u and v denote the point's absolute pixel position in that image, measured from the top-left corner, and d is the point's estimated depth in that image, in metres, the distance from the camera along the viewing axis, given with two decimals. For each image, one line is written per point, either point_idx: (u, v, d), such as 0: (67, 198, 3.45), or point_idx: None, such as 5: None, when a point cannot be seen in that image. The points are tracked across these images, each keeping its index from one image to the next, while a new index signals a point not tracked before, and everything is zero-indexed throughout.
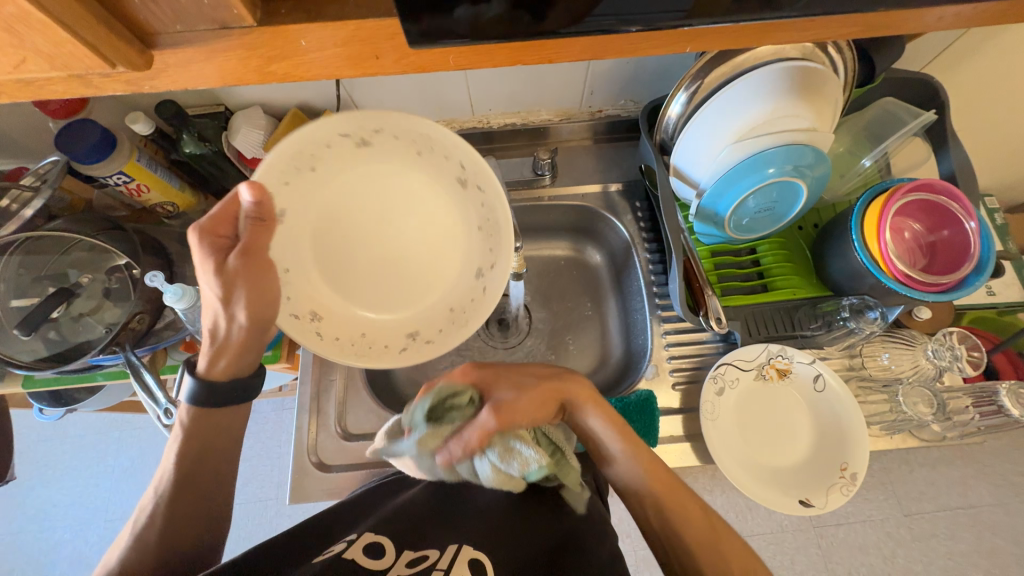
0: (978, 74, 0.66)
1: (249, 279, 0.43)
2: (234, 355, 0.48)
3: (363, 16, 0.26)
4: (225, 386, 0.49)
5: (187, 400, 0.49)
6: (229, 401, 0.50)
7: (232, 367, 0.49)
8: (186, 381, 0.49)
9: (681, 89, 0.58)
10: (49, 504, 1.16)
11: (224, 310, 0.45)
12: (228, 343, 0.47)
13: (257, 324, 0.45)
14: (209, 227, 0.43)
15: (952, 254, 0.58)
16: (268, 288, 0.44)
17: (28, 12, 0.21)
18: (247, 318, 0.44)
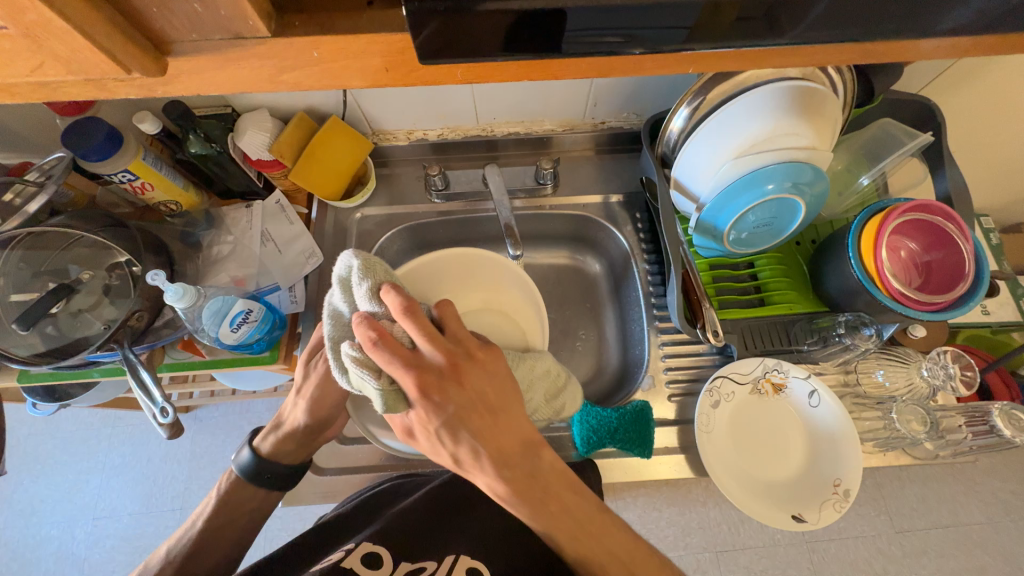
0: (975, 99, 0.67)
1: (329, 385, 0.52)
2: (294, 443, 0.55)
3: (375, 30, 0.26)
4: (277, 471, 0.54)
5: (238, 468, 0.54)
6: (267, 483, 0.54)
7: (279, 449, 0.54)
8: (242, 452, 0.55)
9: (683, 104, 0.59)
10: (37, 499, 1.15)
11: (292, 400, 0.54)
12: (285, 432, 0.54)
13: (313, 421, 0.54)
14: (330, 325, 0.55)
15: (947, 273, 0.59)
16: (327, 395, 0.53)
17: (48, 19, 0.21)
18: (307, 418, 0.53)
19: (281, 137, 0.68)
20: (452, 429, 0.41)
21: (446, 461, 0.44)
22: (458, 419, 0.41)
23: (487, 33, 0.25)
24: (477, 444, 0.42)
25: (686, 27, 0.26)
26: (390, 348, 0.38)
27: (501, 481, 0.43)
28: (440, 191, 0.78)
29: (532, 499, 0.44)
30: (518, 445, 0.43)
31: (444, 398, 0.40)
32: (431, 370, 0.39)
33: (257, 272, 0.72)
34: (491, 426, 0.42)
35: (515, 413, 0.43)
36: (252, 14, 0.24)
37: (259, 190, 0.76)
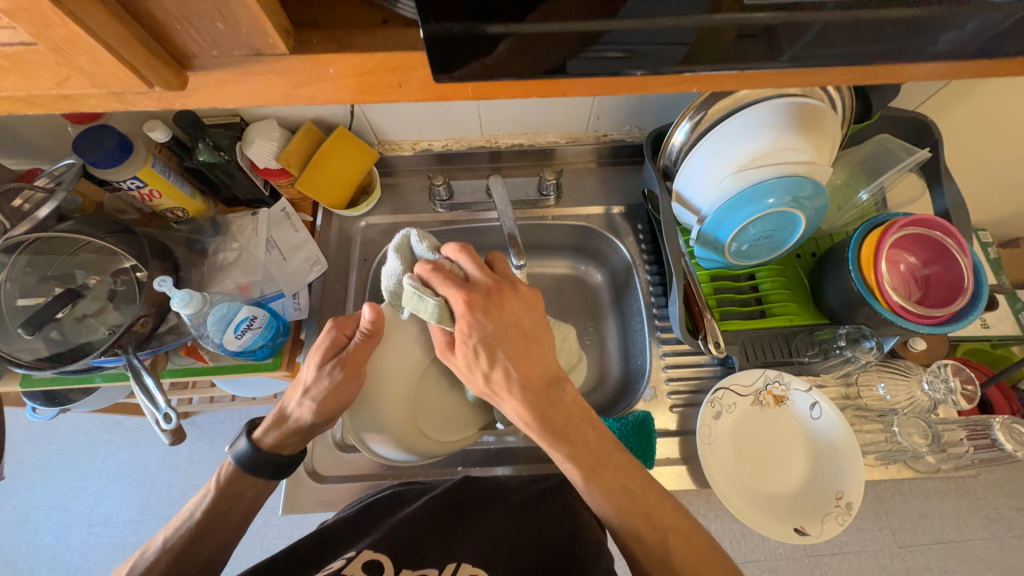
0: (970, 117, 0.68)
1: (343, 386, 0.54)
2: (297, 438, 0.55)
3: (390, 47, 0.27)
4: (278, 463, 0.54)
5: (233, 459, 0.53)
6: (263, 471, 0.53)
7: (282, 442, 0.55)
8: (240, 441, 0.54)
9: (686, 118, 0.60)
10: (32, 505, 1.14)
11: (300, 396, 0.54)
12: (292, 426, 0.54)
13: (320, 418, 0.55)
14: (340, 325, 0.56)
15: (946, 287, 0.59)
16: (341, 396, 0.54)
17: (76, 35, 0.22)
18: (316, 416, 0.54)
19: (289, 147, 0.68)
20: (489, 347, 0.48)
21: (479, 383, 0.51)
22: (494, 339, 0.48)
23: (498, 52, 0.26)
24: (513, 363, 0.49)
25: (686, 47, 0.27)
26: (443, 276, 0.49)
27: (525, 403, 0.49)
28: (445, 201, 0.79)
29: (555, 423, 0.49)
30: (543, 373, 0.50)
31: (483, 316, 0.48)
32: (478, 294, 0.49)
33: (262, 279, 0.72)
34: (522, 350, 0.50)
35: (544, 346, 0.51)
36: (272, 31, 0.25)
37: (265, 198, 0.77)
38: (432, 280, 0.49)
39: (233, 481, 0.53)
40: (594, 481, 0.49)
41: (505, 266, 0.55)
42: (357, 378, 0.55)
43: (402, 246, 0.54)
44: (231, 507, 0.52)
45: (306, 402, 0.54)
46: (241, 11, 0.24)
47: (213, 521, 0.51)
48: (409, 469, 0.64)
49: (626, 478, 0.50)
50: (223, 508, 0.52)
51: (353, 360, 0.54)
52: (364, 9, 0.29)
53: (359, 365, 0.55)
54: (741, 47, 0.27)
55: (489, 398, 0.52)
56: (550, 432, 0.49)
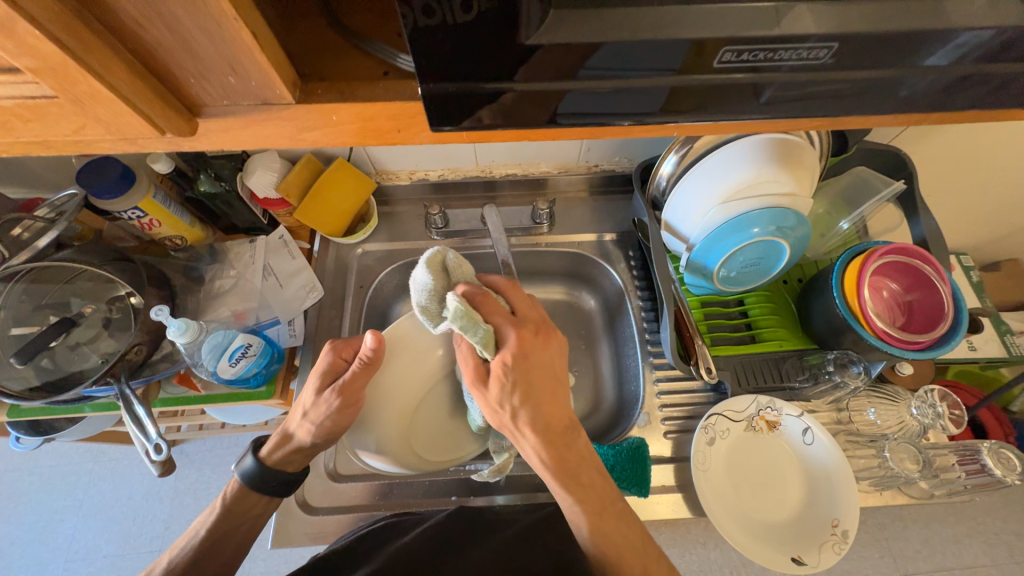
0: (942, 149, 0.72)
1: (341, 410, 0.53)
2: (300, 458, 0.55)
3: (390, 97, 0.29)
4: (286, 479, 0.53)
5: (239, 476, 0.53)
6: (271, 492, 0.53)
7: (284, 461, 0.54)
8: (246, 459, 0.54)
9: (672, 151, 0.63)
10: (8, 541, 1.10)
11: (301, 418, 0.53)
12: (292, 447, 0.54)
13: (320, 441, 0.54)
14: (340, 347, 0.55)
15: (928, 313, 0.61)
16: (338, 420, 0.53)
17: (97, 90, 0.23)
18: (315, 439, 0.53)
19: (289, 177, 0.70)
20: (527, 383, 0.50)
21: (501, 418, 0.52)
22: (533, 376, 0.51)
23: (491, 102, 0.28)
24: (543, 405, 0.51)
25: (667, 98, 0.29)
26: (494, 304, 0.52)
27: (545, 439, 0.51)
28: (441, 229, 0.80)
29: (565, 468, 0.51)
30: (563, 415, 0.52)
31: (529, 352, 0.51)
32: (526, 328, 0.51)
33: (258, 306, 0.73)
34: (553, 393, 0.52)
35: (565, 392, 0.54)
36: (279, 84, 0.27)
37: (263, 226, 0.78)
38: (482, 307, 0.51)
39: (230, 508, 0.52)
40: (597, 529, 0.50)
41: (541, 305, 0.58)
42: (355, 403, 0.54)
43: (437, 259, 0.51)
44: (217, 540, 0.51)
45: (305, 426, 0.53)
46: (251, 67, 0.25)
47: (211, 551, 0.51)
48: (402, 499, 0.63)
49: (626, 527, 0.51)
50: (212, 541, 0.51)
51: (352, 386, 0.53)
52: (366, 61, 0.31)
53: (357, 390, 0.53)
54: (719, 99, 0.30)
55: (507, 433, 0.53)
56: (558, 467, 0.51)
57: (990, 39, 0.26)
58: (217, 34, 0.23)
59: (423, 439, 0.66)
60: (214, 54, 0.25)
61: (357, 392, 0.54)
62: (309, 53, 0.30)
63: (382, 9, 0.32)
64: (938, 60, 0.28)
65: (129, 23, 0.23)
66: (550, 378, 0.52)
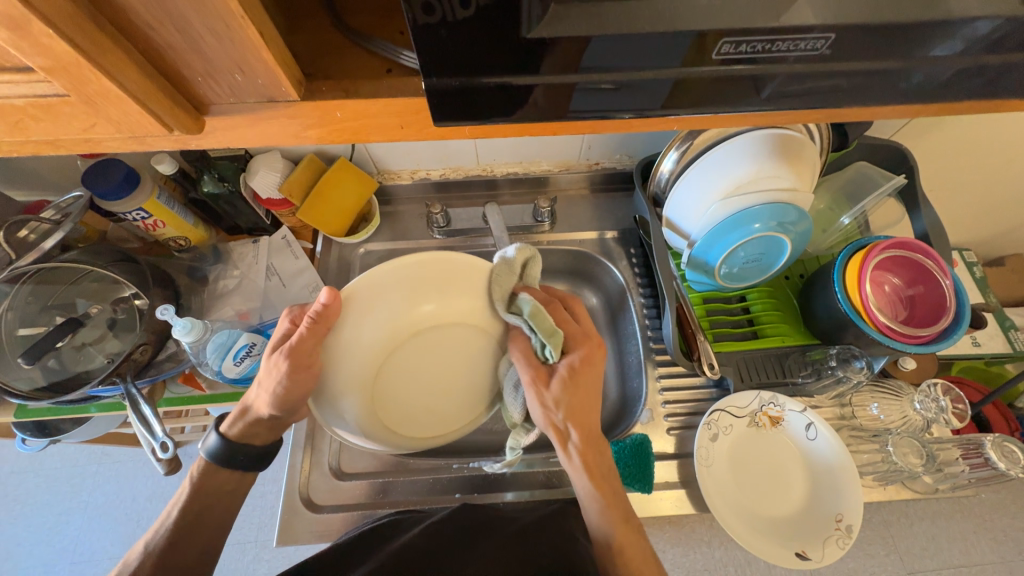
0: (944, 145, 0.72)
1: (291, 378, 0.46)
2: (265, 428, 0.53)
3: (393, 95, 0.29)
4: (250, 452, 0.53)
5: (205, 454, 0.52)
6: (236, 465, 0.52)
7: (249, 432, 0.53)
8: (211, 435, 0.53)
9: (673, 148, 0.63)
10: (14, 543, 1.10)
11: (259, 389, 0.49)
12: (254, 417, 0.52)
13: (279, 412, 0.50)
14: (297, 313, 0.50)
15: (930, 308, 0.61)
16: (291, 390, 0.47)
17: (108, 90, 0.24)
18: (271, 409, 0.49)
19: (291, 177, 0.71)
20: (585, 387, 0.53)
21: (552, 419, 0.52)
22: (589, 384, 0.54)
23: (494, 97, 0.28)
24: (588, 413, 0.54)
25: (678, 87, 0.29)
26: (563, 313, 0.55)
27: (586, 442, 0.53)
28: (442, 228, 0.81)
29: (604, 477, 0.53)
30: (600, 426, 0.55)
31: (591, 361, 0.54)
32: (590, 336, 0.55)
33: (261, 306, 0.74)
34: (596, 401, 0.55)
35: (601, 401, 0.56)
36: (284, 81, 0.27)
37: (266, 226, 0.79)
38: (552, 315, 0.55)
39: None
40: (625, 538, 0.51)
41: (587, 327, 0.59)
42: (309, 369, 0.47)
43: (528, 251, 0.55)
44: None
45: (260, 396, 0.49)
46: (258, 66, 0.26)
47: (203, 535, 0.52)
48: (405, 497, 0.63)
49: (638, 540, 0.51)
50: None
51: (297, 353, 0.46)
52: (368, 58, 0.31)
53: (308, 353, 0.46)
54: (726, 90, 0.30)
55: (554, 438, 0.53)
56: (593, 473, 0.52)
57: (987, 32, 0.27)
58: (224, 34, 0.24)
59: (401, 413, 0.55)
60: (221, 53, 0.25)
61: (308, 359, 0.46)
62: (313, 52, 0.31)
63: (384, 7, 0.32)
64: (938, 52, 0.28)
65: (139, 24, 0.23)
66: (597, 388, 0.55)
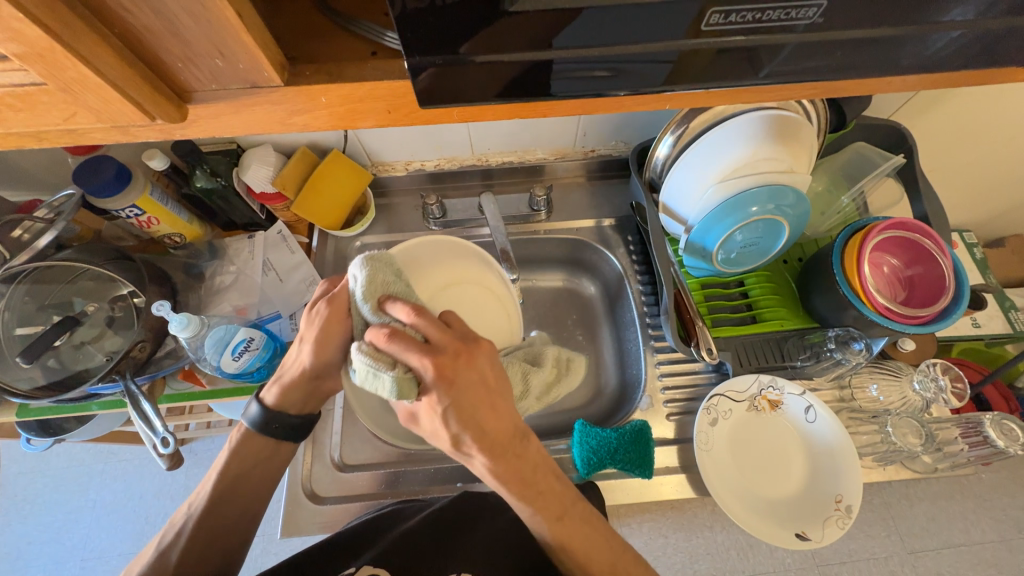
0: (943, 124, 0.71)
1: (328, 328, 0.48)
2: (303, 390, 0.51)
3: (379, 78, 0.29)
4: (287, 422, 0.52)
5: (247, 422, 0.52)
6: (278, 433, 0.52)
7: (288, 397, 0.52)
8: (252, 404, 0.53)
9: (668, 132, 0.62)
10: (24, 542, 1.12)
11: (298, 347, 0.49)
12: (292, 376, 0.50)
13: (320, 367, 0.49)
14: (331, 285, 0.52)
15: (928, 288, 0.61)
16: (331, 337, 0.48)
17: (85, 77, 0.23)
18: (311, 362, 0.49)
19: (285, 171, 0.70)
20: (461, 413, 0.41)
21: (444, 447, 0.44)
22: (468, 405, 0.42)
23: (480, 78, 0.28)
24: (485, 431, 0.43)
25: (672, 64, 0.29)
26: (404, 342, 0.39)
27: (495, 461, 0.43)
28: (438, 219, 0.80)
29: (531, 490, 0.46)
30: (509, 430, 0.44)
31: (455, 382, 0.41)
32: (445, 355, 0.41)
33: (259, 301, 0.73)
34: (489, 412, 0.43)
35: (505, 407, 0.44)
36: (266, 66, 0.27)
37: (261, 221, 0.78)
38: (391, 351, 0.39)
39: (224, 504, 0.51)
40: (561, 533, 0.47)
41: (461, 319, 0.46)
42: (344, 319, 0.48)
43: (375, 262, 0.44)
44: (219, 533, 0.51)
45: (299, 349, 0.49)
46: (239, 49, 0.25)
47: (231, 520, 0.51)
48: (409, 487, 0.63)
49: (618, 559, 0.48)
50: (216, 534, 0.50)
51: (337, 301, 0.48)
52: (354, 42, 0.30)
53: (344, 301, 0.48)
54: (716, 65, 0.29)
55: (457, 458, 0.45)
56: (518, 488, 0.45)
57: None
58: (202, 16, 0.23)
59: None
60: (200, 36, 0.24)
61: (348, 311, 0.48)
62: (297, 35, 0.30)
63: None
64: (933, 21, 0.27)
65: (115, 8, 0.23)
66: (481, 401, 0.42)
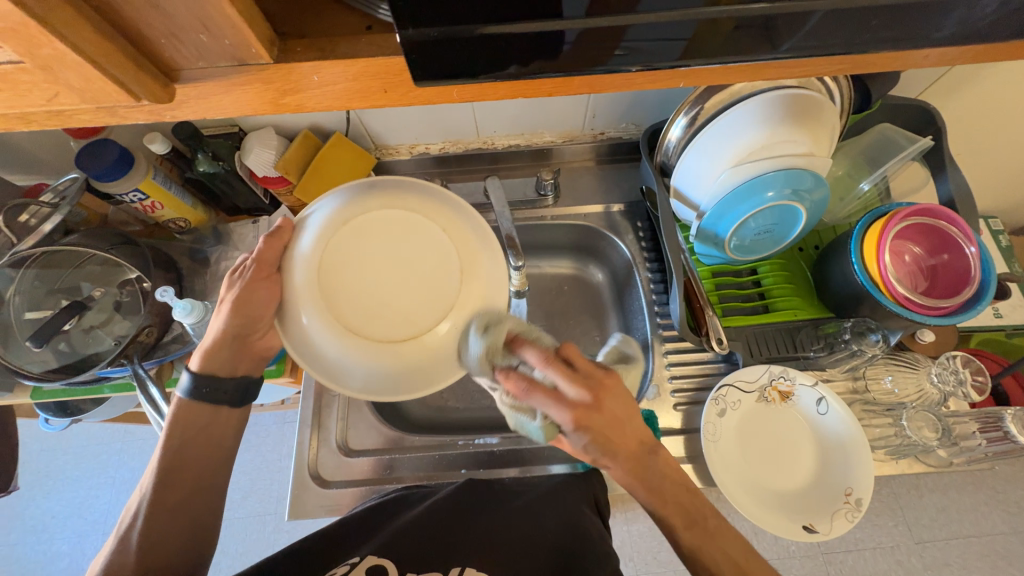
0: (976, 104, 0.67)
1: (249, 284, 0.49)
2: (234, 349, 0.52)
3: (372, 54, 0.27)
4: (218, 384, 0.51)
5: (182, 393, 0.51)
6: (218, 397, 0.51)
7: (221, 360, 0.52)
8: (183, 376, 0.52)
9: (681, 113, 0.59)
10: (48, 515, 1.16)
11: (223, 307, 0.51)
12: (218, 337, 0.51)
13: (246, 321, 0.50)
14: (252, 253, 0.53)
15: (953, 278, 0.58)
16: (255, 293, 0.49)
17: (63, 53, 0.22)
18: (235, 315, 0.50)
19: (287, 154, 0.69)
20: (601, 444, 0.45)
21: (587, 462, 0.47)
22: (606, 441, 0.44)
23: (480, 53, 0.26)
24: (621, 447, 0.45)
25: (688, 40, 0.27)
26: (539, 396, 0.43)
27: (626, 474, 0.46)
28: None
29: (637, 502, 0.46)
30: (635, 446, 0.46)
31: (594, 427, 0.44)
32: (582, 407, 0.43)
33: None
34: (621, 432, 0.45)
35: (636, 423, 0.46)
36: (253, 41, 0.25)
37: (266, 206, 0.78)
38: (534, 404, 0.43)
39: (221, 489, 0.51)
40: None
41: (579, 352, 0.46)
42: (268, 278, 0.49)
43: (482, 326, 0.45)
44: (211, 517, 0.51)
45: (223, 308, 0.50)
46: (222, 23, 0.24)
47: (207, 491, 0.51)
48: (412, 472, 0.64)
49: None
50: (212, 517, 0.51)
51: (263, 262, 0.48)
52: (348, 17, 0.29)
53: (260, 265, 0.48)
54: (738, 38, 0.27)
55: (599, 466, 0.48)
56: (650, 492, 0.46)
57: None
58: None
59: (387, 350, 0.45)
60: (181, 9, 0.23)
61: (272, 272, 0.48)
62: (288, 8, 0.29)
63: None
64: None
65: None
66: (613, 426, 0.44)
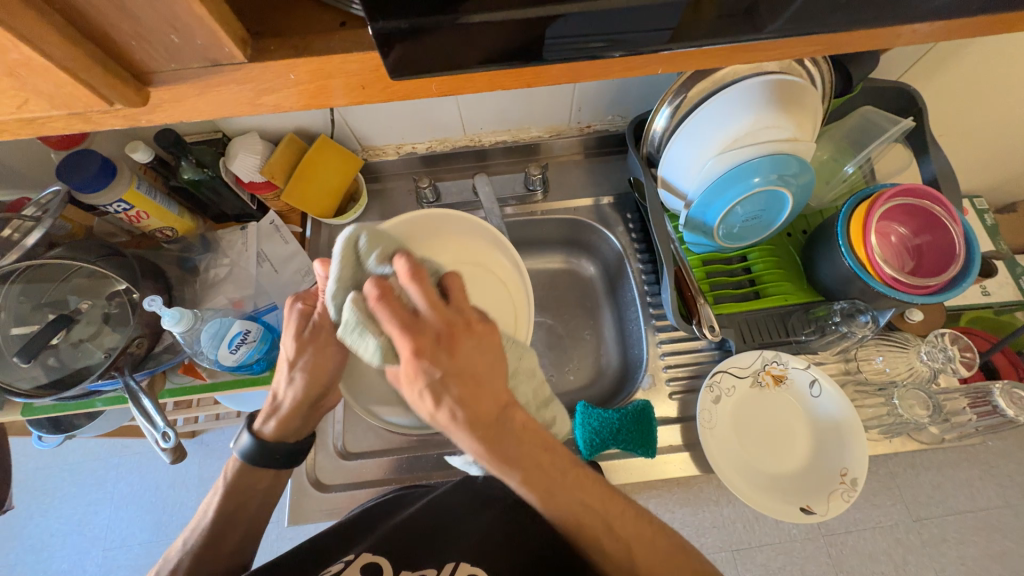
0: (955, 83, 0.68)
1: (318, 348, 0.49)
2: (297, 415, 0.52)
3: (347, 50, 0.27)
4: (284, 451, 0.52)
5: (240, 455, 0.52)
6: (276, 463, 0.52)
7: (285, 427, 0.52)
8: (241, 437, 0.52)
9: (665, 103, 0.60)
10: (48, 533, 1.15)
11: (287, 371, 0.50)
12: (284, 405, 0.51)
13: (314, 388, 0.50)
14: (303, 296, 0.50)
15: (938, 256, 0.59)
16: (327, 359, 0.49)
17: (30, 58, 0.22)
18: (304, 382, 0.49)
19: (272, 159, 0.69)
20: (444, 387, 0.39)
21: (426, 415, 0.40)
22: (448, 388, 0.40)
23: (455, 44, 0.26)
24: (473, 403, 0.40)
25: (670, 27, 0.27)
26: (392, 307, 0.39)
27: (477, 440, 0.40)
28: (432, 204, 0.78)
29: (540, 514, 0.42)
30: (493, 407, 0.41)
31: (438, 365, 0.39)
32: (429, 335, 0.40)
33: (254, 293, 0.72)
34: (475, 388, 0.41)
35: (497, 382, 0.42)
36: (226, 40, 0.25)
37: (253, 212, 0.77)
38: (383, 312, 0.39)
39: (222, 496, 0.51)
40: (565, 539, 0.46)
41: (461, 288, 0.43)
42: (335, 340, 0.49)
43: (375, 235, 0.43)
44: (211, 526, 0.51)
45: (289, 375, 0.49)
46: (192, 23, 0.24)
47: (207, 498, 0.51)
48: (411, 472, 0.64)
49: None
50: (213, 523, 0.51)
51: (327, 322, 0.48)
52: (322, 13, 0.29)
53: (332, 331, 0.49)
54: (719, 24, 0.28)
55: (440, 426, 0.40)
56: (501, 461, 0.41)
57: None
58: None
59: None
60: (149, 10, 0.23)
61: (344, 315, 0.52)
62: (261, 6, 0.29)
63: None
64: None
65: None
66: (466, 374, 0.40)
